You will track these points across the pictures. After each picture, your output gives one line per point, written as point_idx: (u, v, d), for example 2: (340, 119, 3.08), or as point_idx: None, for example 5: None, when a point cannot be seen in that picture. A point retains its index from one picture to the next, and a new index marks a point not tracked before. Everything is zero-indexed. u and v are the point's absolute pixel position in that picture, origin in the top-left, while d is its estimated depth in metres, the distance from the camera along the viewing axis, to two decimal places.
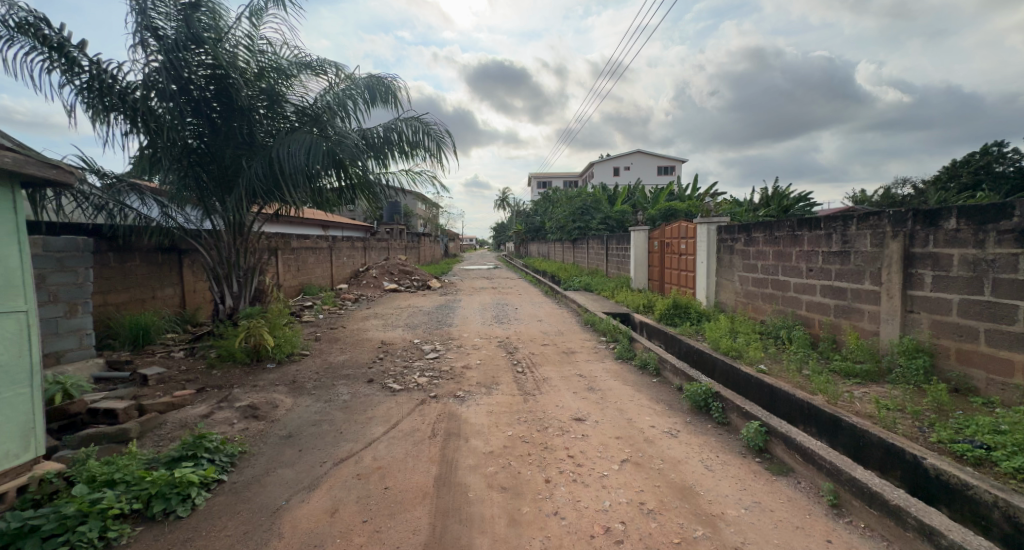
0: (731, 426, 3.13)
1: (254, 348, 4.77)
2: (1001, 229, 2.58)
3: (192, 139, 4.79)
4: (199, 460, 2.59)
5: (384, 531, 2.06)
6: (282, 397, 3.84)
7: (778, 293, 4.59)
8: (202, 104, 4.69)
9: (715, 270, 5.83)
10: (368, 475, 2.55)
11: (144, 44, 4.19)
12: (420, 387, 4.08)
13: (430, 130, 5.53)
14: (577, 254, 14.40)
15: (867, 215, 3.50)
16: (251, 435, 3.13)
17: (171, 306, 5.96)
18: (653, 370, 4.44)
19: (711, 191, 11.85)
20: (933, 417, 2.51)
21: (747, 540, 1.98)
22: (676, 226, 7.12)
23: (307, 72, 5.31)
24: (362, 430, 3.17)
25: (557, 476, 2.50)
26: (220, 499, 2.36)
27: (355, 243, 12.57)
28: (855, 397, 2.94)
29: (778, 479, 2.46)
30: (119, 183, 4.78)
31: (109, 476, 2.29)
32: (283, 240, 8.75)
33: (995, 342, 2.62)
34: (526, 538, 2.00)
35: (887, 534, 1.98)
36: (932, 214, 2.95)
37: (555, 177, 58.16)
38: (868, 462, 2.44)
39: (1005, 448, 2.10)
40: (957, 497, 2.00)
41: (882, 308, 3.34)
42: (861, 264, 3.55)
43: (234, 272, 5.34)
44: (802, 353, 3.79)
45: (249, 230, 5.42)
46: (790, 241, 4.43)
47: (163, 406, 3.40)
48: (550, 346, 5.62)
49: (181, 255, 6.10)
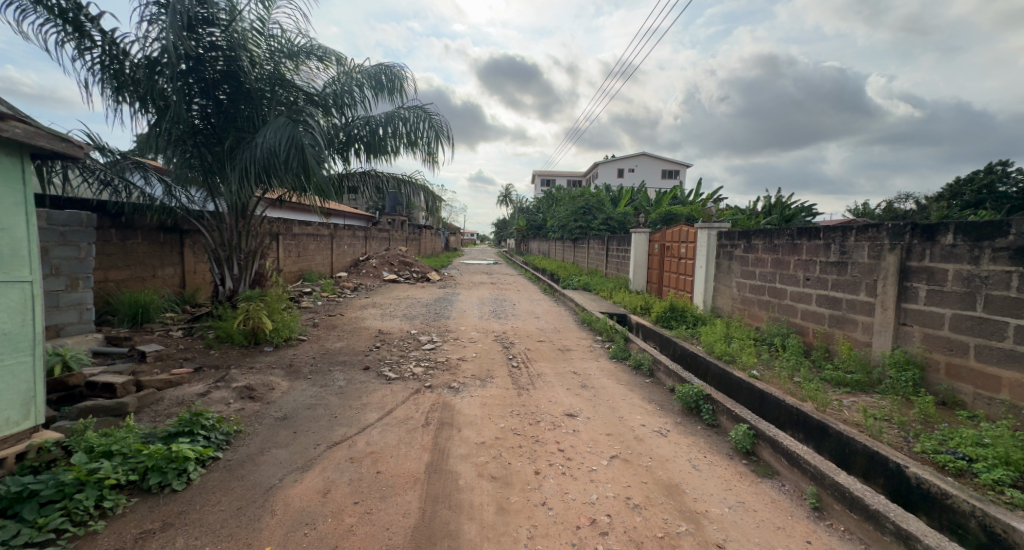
0: (720, 428, 3.18)
1: (252, 331, 4.79)
2: (996, 246, 2.62)
3: (198, 119, 4.82)
4: (195, 436, 2.63)
5: (375, 513, 2.11)
6: (279, 380, 3.88)
7: (775, 301, 4.62)
8: (211, 86, 4.70)
9: (714, 275, 5.87)
10: (361, 458, 2.60)
11: (157, 22, 4.19)
12: (416, 377, 4.12)
13: (435, 120, 5.59)
14: (577, 253, 14.41)
15: (865, 227, 3.53)
16: (247, 415, 3.17)
17: (171, 285, 5.98)
18: (647, 371, 4.49)
19: (714, 197, 11.88)
20: (918, 428, 2.55)
21: (729, 537, 2.02)
22: (678, 229, 7.12)
23: (317, 59, 5.35)
24: (356, 416, 3.21)
25: (547, 468, 2.55)
26: (215, 475, 2.40)
27: (357, 233, 12.61)
28: (844, 405, 2.98)
29: (763, 481, 2.50)
30: (124, 160, 4.75)
31: (106, 447, 2.33)
32: (284, 225, 8.78)
33: (984, 357, 2.65)
34: (514, 525, 2.05)
35: (865, 538, 2.03)
36: (931, 229, 2.99)
37: (559, 176, 58.16)
38: (852, 469, 2.49)
39: (986, 461, 2.14)
40: (937, 506, 2.04)
41: (876, 319, 3.38)
42: (857, 275, 3.59)
43: (235, 255, 5.36)
44: (795, 360, 3.83)
45: (252, 213, 5.43)
46: (789, 249, 4.46)
47: (161, 383, 3.44)
48: (546, 343, 5.67)
49: (182, 236, 6.12)
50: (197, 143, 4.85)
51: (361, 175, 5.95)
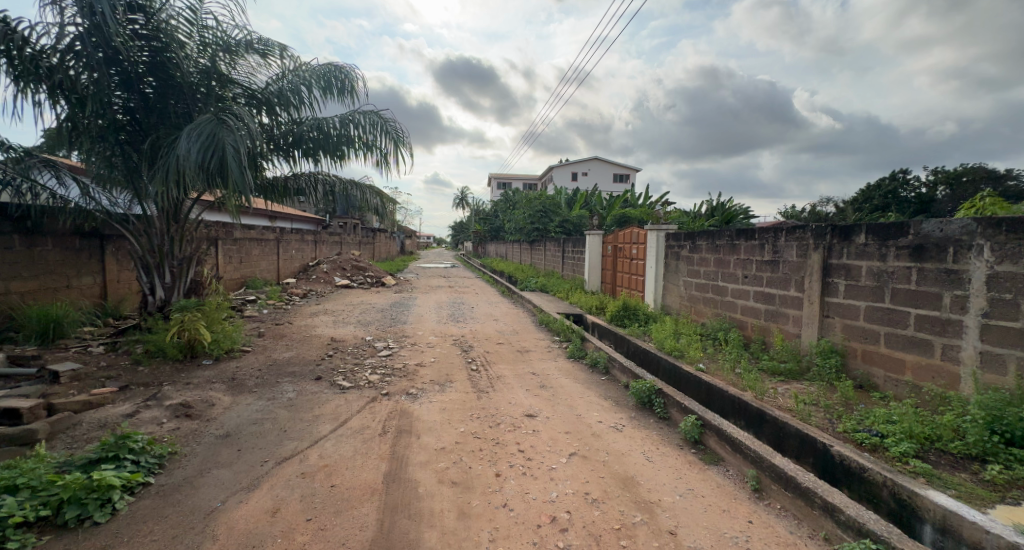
0: (671, 421, 3.34)
1: (187, 344, 4.45)
2: (899, 245, 2.94)
3: (120, 114, 4.43)
4: (121, 461, 2.42)
5: (329, 528, 2.04)
6: (220, 396, 3.63)
7: (718, 298, 4.91)
8: (135, 78, 4.32)
9: (663, 274, 6.15)
10: (313, 473, 2.49)
11: (64, 7, 3.80)
12: (371, 384, 4.02)
13: (391, 126, 5.49)
14: (534, 256, 14.56)
15: (793, 229, 3.85)
16: (182, 434, 2.96)
17: (89, 296, 5.44)
18: (603, 368, 4.62)
19: (663, 200, 12.48)
20: (841, 410, 2.81)
21: (680, 524, 2.14)
22: (629, 231, 7.43)
23: (256, 54, 5.06)
24: (308, 429, 3.07)
25: (507, 469, 2.57)
26: (145, 503, 2.21)
27: (306, 237, 12.07)
28: (779, 393, 3.23)
29: (709, 468, 2.66)
30: (29, 157, 4.30)
31: (11, 481, 2.09)
32: (223, 230, 8.24)
33: (892, 343, 2.96)
34: (475, 530, 2.05)
35: (798, 513, 2.20)
36: (847, 230, 3.30)
37: (514, 178, 58.57)
38: (786, 450, 2.71)
39: (895, 436, 2.40)
40: (857, 480, 2.26)
41: (804, 312, 3.68)
42: (788, 272, 3.90)
43: (167, 261, 4.95)
44: (736, 353, 4.10)
45: (186, 216, 5.05)
46: (728, 249, 4.77)
47: (78, 405, 3.14)
48: (505, 345, 5.70)
49: (103, 241, 5.61)
50: (120, 140, 4.48)
51: (309, 177, 5.77)
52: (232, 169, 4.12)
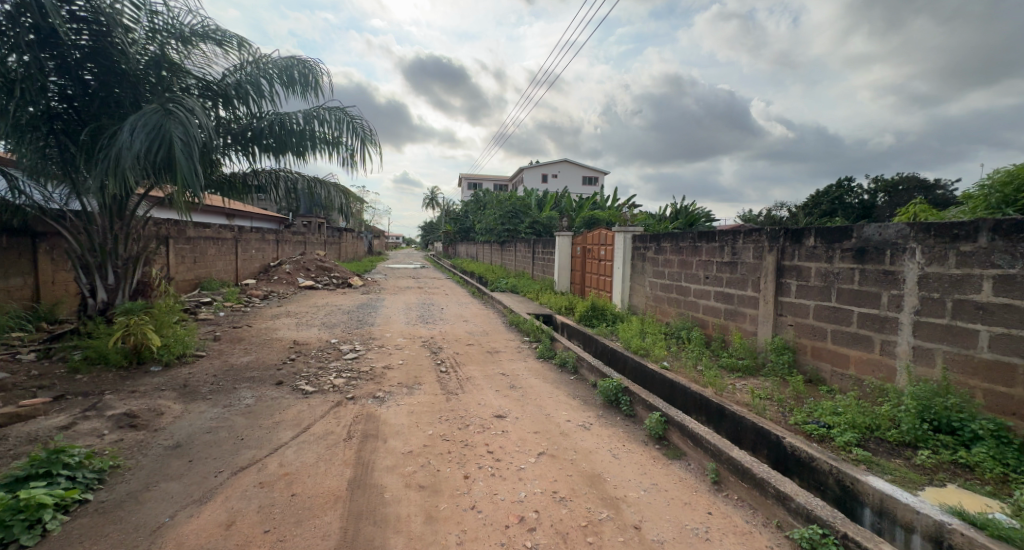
0: (636, 418, 3.42)
1: (134, 349, 4.18)
2: (844, 248, 3.14)
3: (56, 101, 4.12)
4: (55, 478, 2.25)
5: (289, 539, 1.96)
6: (170, 404, 3.43)
7: (681, 298, 5.08)
8: (73, 64, 4.02)
9: (629, 275, 6.29)
10: (272, 482, 2.40)
11: None
12: (336, 388, 3.90)
13: (358, 124, 5.35)
14: (504, 256, 14.58)
15: (750, 232, 4.03)
16: (126, 446, 2.78)
17: (19, 299, 5.03)
18: (571, 368, 4.68)
19: (630, 202, 12.78)
20: (793, 404, 2.97)
21: (644, 518, 2.19)
22: (597, 233, 7.56)
23: (212, 43, 4.82)
24: (267, 436, 2.95)
25: (475, 471, 2.56)
26: (81, 522, 2.06)
27: (267, 236, 11.61)
28: (737, 388, 3.38)
29: (672, 463, 2.75)
30: None
31: None
32: (175, 228, 7.80)
33: (838, 340, 3.15)
34: (442, 533, 2.03)
35: (753, 503, 2.30)
36: (798, 233, 3.49)
37: (484, 179, 58.56)
38: (744, 443, 2.83)
39: (841, 427, 2.55)
40: (807, 469, 2.39)
41: (760, 311, 3.86)
42: (745, 273, 4.08)
43: (110, 261, 4.64)
44: (698, 351, 4.25)
45: (132, 212, 4.75)
46: (691, 251, 4.94)
47: (5, 419, 2.90)
48: (475, 346, 5.68)
49: (35, 240, 5.19)
50: (55, 130, 4.17)
51: (270, 174, 5.56)
52: (182, 163, 3.90)
